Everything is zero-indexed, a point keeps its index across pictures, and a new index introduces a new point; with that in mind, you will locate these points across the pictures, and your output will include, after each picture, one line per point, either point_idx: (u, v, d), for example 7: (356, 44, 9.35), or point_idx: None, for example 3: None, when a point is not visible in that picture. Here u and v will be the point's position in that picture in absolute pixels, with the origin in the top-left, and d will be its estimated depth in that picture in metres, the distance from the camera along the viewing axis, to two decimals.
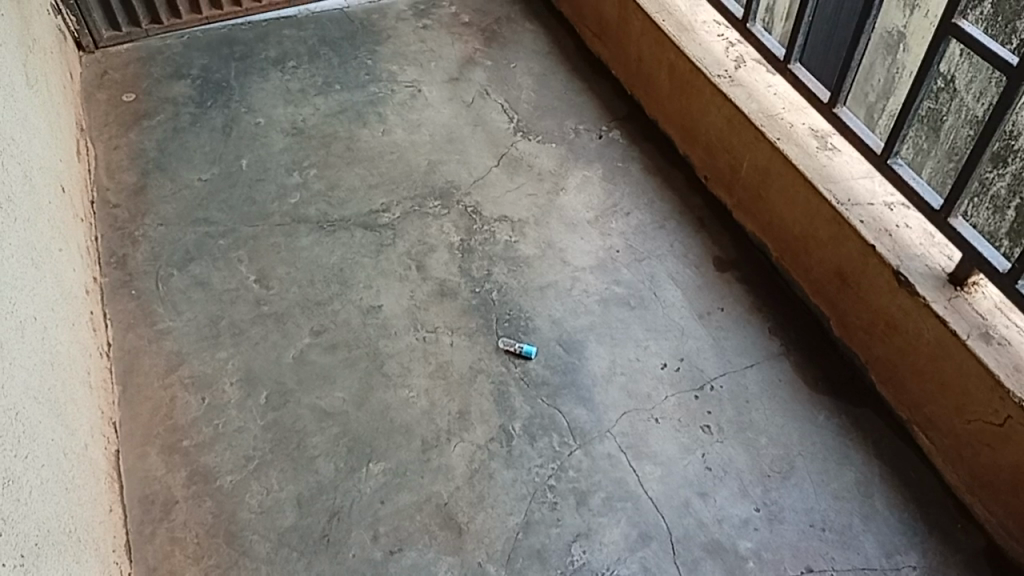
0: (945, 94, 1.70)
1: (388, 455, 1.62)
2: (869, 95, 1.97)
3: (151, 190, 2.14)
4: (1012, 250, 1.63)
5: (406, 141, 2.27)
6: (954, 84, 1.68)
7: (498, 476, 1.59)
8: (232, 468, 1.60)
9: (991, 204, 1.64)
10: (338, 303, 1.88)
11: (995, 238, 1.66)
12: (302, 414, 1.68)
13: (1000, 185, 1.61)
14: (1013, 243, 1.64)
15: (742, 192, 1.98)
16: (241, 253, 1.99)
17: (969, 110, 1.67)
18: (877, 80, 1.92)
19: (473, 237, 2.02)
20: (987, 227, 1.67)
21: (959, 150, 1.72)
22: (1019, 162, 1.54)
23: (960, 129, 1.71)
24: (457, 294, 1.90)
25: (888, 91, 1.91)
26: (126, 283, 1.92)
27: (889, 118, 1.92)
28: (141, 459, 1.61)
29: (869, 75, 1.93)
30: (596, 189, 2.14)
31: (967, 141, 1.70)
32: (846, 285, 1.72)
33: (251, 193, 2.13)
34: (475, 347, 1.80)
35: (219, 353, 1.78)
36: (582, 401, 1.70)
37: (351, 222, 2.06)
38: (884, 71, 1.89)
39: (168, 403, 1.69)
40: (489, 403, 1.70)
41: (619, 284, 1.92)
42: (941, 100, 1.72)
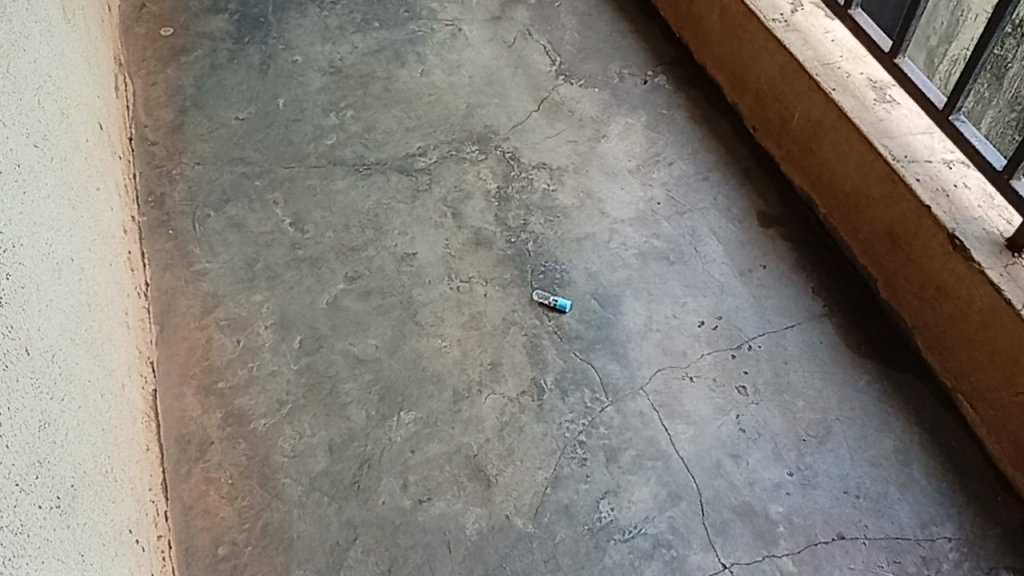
0: (1013, 38, 1.64)
1: (419, 404, 1.62)
2: (930, 39, 1.85)
3: (188, 128, 2.13)
4: None
5: (444, 82, 2.22)
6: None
7: (528, 430, 1.58)
8: (265, 412, 1.61)
9: None
10: (373, 249, 1.87)
11: None
12: (335, 360, 1.68)
13: None
14: None
15: (792, 144, 1.90)
16: (277, 195, 1.98)
17: None
18: (940, 23, 1.82)
19: (510, 184, 1.98)
20: None
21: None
22: None
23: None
24: (493, 243, 1.87)
25: (951, 33, 1.82)
26: (164, 223, 1.92)
27: (952, 62, 1.85)
28: (178, 399, 1.63)
29: (930, 17, 1.82)
30: (639, 138, 2.07)
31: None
32: (897, 248, 1.64)
33: (287, 134, 2.11)
34: (509, 298, 1.78)
35: (254, 296, 1.79)
36: (615, 356, 1.68)
37: (387, 165, 2.03)
38: (948, 13, 1.80)
39: (205, 343, 1.71)
40: (523, 355, 1.69)
41: (659, 238, 1.87)
42: (1008, 45, 1.65)
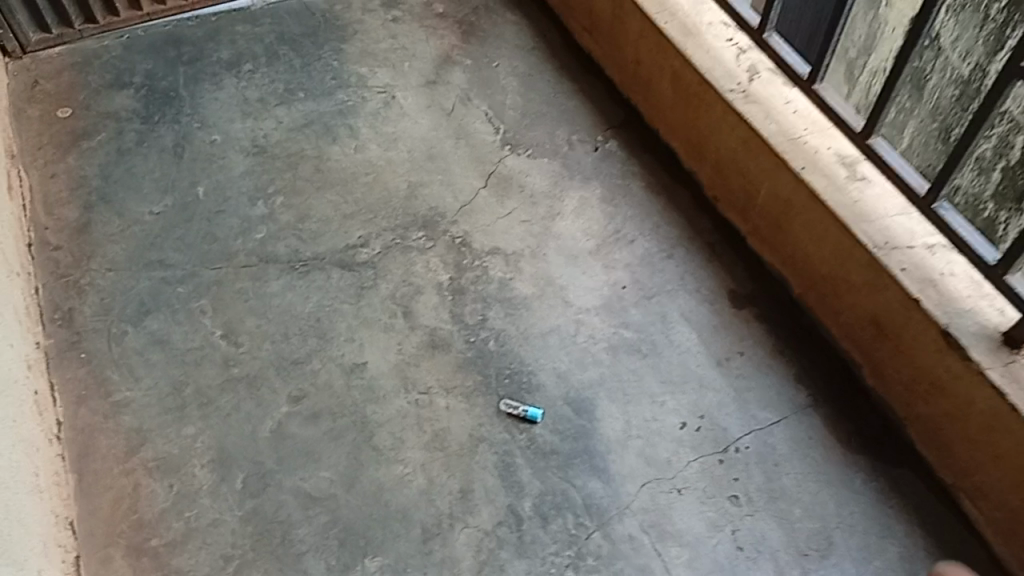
0: (929, 51, 1.57)
1: (386, 548, 1.46)
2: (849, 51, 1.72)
3: (95, 227, 1.89)
4: (998, 214, 1.54)
5: (381, 159, 2.03)
6: (940, 41, 1.55)
7: (509, 568, 1.44)
8: (208, 572, 1.43)
9: (976, 165, 1.54)
10: (317, 361, 1.68)
11: (979, 203, 1.56)
12: (285, 501, 1.50)
13: (986, 146, 1.52)
14: (999, 207, 1.54)
15: (759, 220, 1.80)
16: (204, 302, 1.77)
17: (955, 69, 1.55)
18: (858, 36, 1.70)
19: (463, 275, 1.82)
20: (971, 190, 1.56)
21: (943, 111, 1.59)
22: (1007, 124, 1.47)
23: (945, 88, 1.58)
24: (450, 345, 1.71)
25: (870, 46, 1.70)
26: (74, 344, 1.69)
27: (873, 74, 1.71)
28: (105, 565, 1.43)
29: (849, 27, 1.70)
30: (596, 214, 1.93)
31: (953, 100, 1.57)
32: (883, 336, 1.56)
33: (210, 228, 1.90)
34: (474, 410, 1.62)
35: (185, 429, 1.58)
36: (596, 472, 1.55)
37: (326, 260, 1.84)
38: (865, 26, 1.68)
39: (131, 493, 1.50)
40: (494, 478, 1.54)
41: (628, 328, 1.74)
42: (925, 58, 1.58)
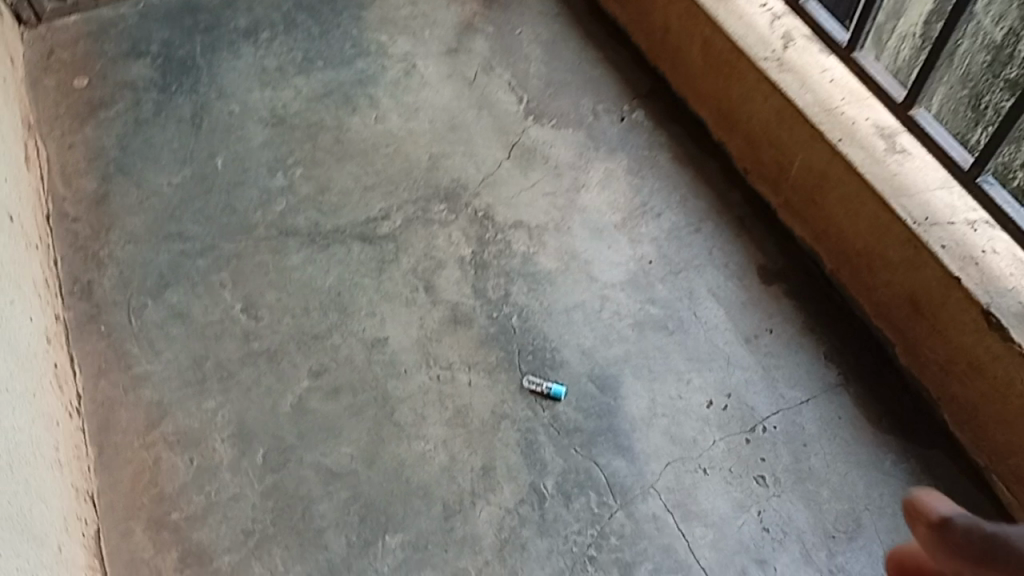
0: None
1: (406, 524, 1.44)
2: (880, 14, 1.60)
3: (114, 198, 1.87)
4: None
5: (402, 129, 1.99)
6: None
7: (531, 546, 1.42)
8: (229, 546, 1.43)
9: None
10: (338, 336, 1.66)
11: (1010, 171, 1.46)
12: (305, 477, 1.49)
13: None
14: None
15: (790, 193, 1.74)
16: (223, 275, 1.75)
17: (987, 34, 1.46)
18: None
19: (485, 249, 1.78)
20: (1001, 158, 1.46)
21: (974, 76, 1.51)
22: None
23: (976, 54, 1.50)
24: (472, 320, 1.68)
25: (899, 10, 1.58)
26: (94, 317, 1.69)
27: (903, 39, 1.62)
28: (126, 538, 1.43)
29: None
30: (622, 186, 1.88)
31: (985, 67, 1.49)
32: (920, 315, 1.52)
33: (229, 200, 1.87)
34: (496, 387, 1.59)
35: (205, 403, 1.57)
36: (620, 450, 1.52)
37: (346, 233, 1.81)
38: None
39: (152, 466, 1.50)
40: (517, 455, 1.51)
41: (654, 304, 1.71)
42: None
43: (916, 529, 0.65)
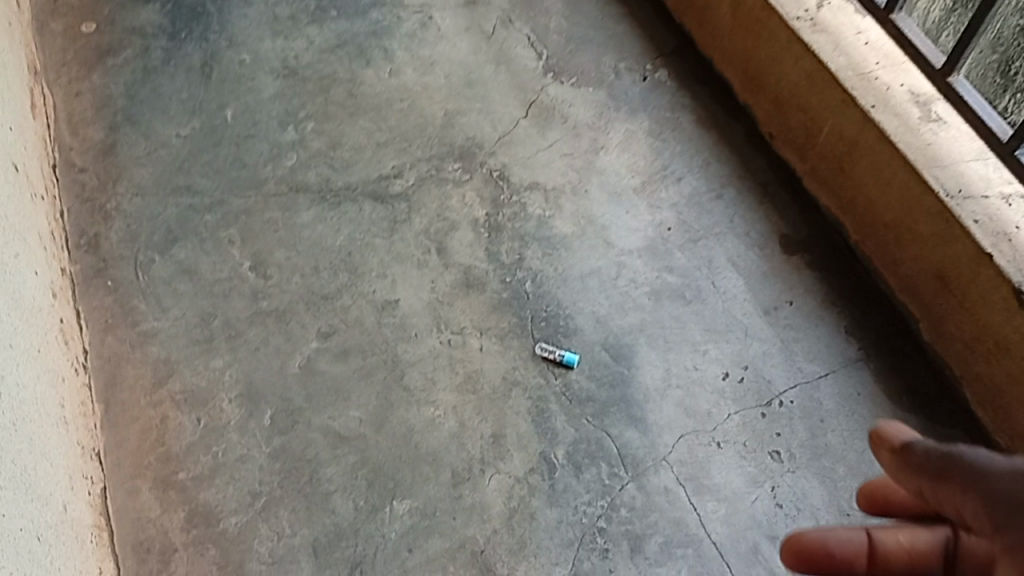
0: None
1: (414, 490, 1.42)
2: None
3: (121, 149, 1.83)
4: None
5: (417, 84, 1.93)
6: None
7: (540, 516, 1.40)
8: (235, 507, 1.41)
9: None
10: (348, 297, 1.63)
11: None
12: (313, 439, 1.47)
13: None
14: None
15: (818, 159, 1.68)
16: (232, 232, 1.71)
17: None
18: None
19: (500, 211, 1.74)
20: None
21: (1005, 40, 1.45)
22: None
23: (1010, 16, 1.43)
24: (485, 284, 1.64)
25: None
26: (101, 271, 1.66)
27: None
28: (132, 496, 1.42)
29: None
30: (642, 149, 1.82)
31: (1018, 30, 1.43)
32: (947, 291, 1.47)
33: (239, 154, 1.82)
34: (508, 353, 1.56)
35: (213, 362, 1.55)
36: (633, 422, 1.49)
37: (358, 191, 1.77)
38: None
39: (159, 425, 1.48)
40: (528, 423, 1.49)
41: (672, 272, 1.66)
42: None
43: (883, 458, 0.74)
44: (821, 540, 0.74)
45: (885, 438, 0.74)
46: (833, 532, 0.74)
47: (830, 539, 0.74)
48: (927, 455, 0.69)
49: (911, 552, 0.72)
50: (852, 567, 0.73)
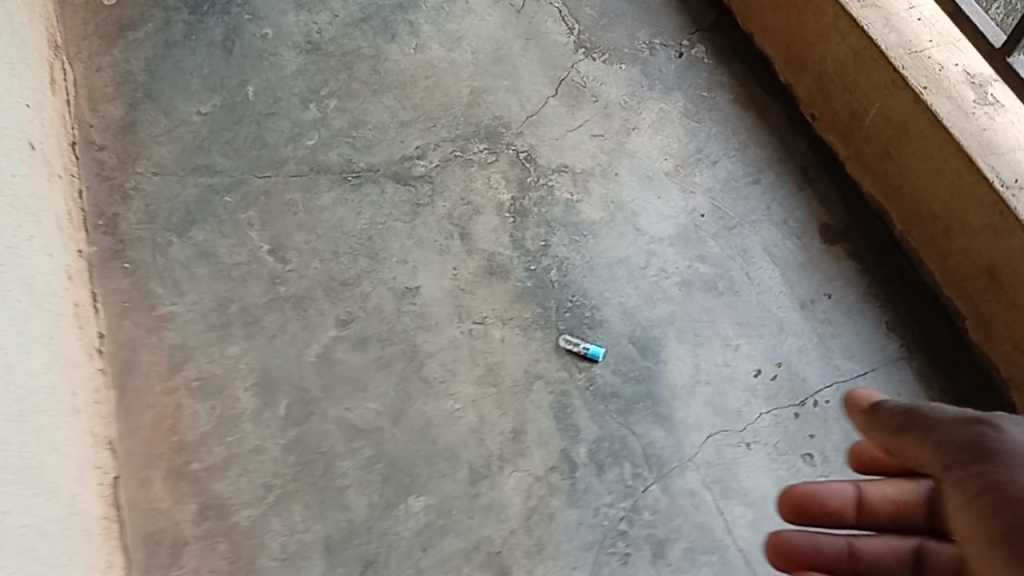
0: None
1: (431, 487, 1.39)
2: None
3: (141, 127, 1.79)
4: None
5: (443, 60, 1.86)
6: None
7: (560, 517, 1.35)
8: (249, 500, 1.40)
9: None
10: (367, 283, 1.58)
11: None
12: (329, 431, 1.45)
13: None
14: None
15: (861, 143, 1.58)
16: (251, 214, 1.67)
17: None
18: None
19: (526, 195, 1.67)
20: None
21: None
22: None
23: None
24: (508, 272, 1.58)
25: None
26: (119, 253, 1.63)
27: None
28: (145, 487, 1.42)
29: None
30: (677, 130, 1.74)
31: None
32: (998, 288, 1.38)
33: (260, 132, 1.78)
34: (531, 345, 1.51)
35: (229, 349, 1.53)
36: (659, 419, 1.43)
37: (380, 172, 1.71)
38: None
39: (173, 414, 1.47)
40: (549, 420, 1.43)
41: (704, 261, 1.58)
42: None
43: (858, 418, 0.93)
44: (816, 493, 1.11)
45: (858, 401, 0.93)
46: (827, 489, 1.11)
47: (819, 495, 1.11)
48: (891, 415, 0.87)
49: (894, 504, 1.10)
50: (843, 513, 1.11)
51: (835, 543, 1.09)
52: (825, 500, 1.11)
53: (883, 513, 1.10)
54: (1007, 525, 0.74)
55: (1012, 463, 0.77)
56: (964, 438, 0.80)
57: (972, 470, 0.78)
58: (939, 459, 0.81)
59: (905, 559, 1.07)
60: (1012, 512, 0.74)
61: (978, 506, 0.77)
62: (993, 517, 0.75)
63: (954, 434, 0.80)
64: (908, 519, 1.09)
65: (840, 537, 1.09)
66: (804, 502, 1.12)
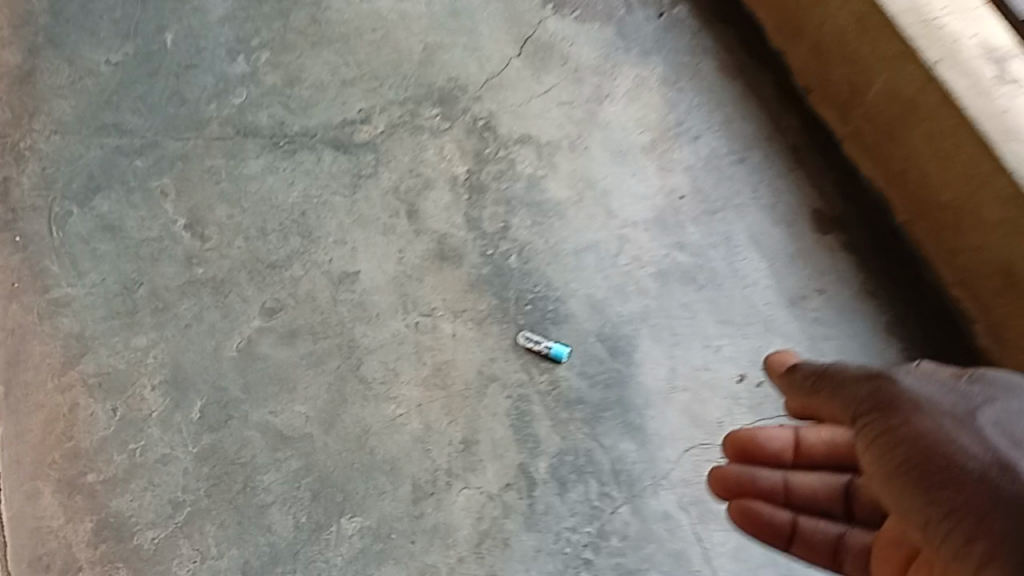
0: None
1: (367, 506, 1.20)
2: None
3: (39, 75, 1.53)
4: None
5: (393, 11, 1.61)
6: None
7: (515, 543, 1.19)
8: (153, 520, 1.19)
9: None
10: (299, 267, 1.37)
11: None
12: (250, 439, 1.24)
13: None
14: None
15: (862, 122, 1.42)
16: (166, 181, 1.44)
17: None
18: None
19: (484, 168, 1.47)
20: None
21: None
22: None
23: None
24: (462, 258, 1.39)
25: None
26: (7, 224, 1.39)
27: None
28: (31, 502, 1.20)
29: None
30: (655, 99, 1.55)
31: None
32: (1013, 291, 1.24)
33: (178, 87, 1.53)
34: (486, 342, 1.32)
35: (135, 340, 1.31)
36: (629, 430, 1.26)
37: (317, 138, 1.49)
38: None
39: (66, 415, 1.25)
40: (506, 429, 1.26)
41: (684, 250, 1.41)
42: None
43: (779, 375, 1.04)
44: (753, 435, 1.10)
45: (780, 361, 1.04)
46: (764, 431, 1.10)
47: (758, 436, 1.10)
48: (802, 375, 0.94)
49: (829, 445, 1.08)
50: (780, 455, 1.09)
51: (771, 479, 1.08)
52: (764, 443, 1.10)
53: (821, 455, 1.08)
54: (895, 467, 0.80)
55: (906, 410, 0.82)
56: (863, 391, 0.85)
57: (869, 419, 0.84)
58: (842, 414, 0.87)
59: (836, 495, 1.06)
60: (903, 453, 0.80)
61: (870, 449, 0.83)
62: (881, 459, 0.81)
63: (855, 391, 0.86)
64: (842, 460, 1.07)
65: (776, 474, 1.08)
66: (743, 442, 1.11)
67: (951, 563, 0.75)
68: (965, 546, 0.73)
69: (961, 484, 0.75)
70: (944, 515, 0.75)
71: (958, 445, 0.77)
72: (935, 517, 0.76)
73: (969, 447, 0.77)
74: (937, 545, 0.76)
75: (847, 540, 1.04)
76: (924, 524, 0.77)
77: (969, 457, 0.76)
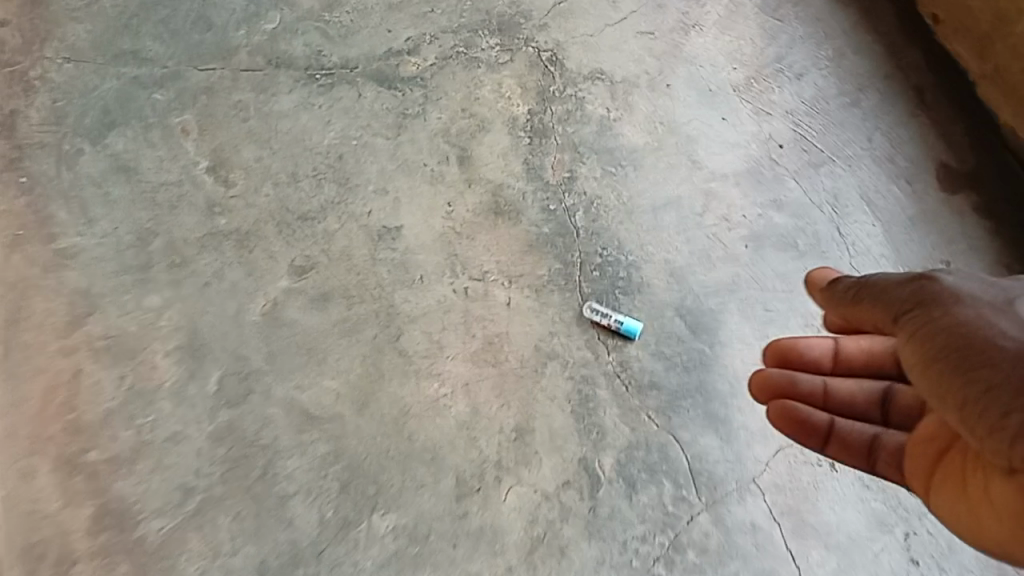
0: None
1: (403, 502, 1.05)
2: None
3: None
4: None
5: None
6: None
7: (574, 554, 1.02)
8: (161, 507, 1.06)
9: None
10: (333, 219, 1.20)
11: None
12: (273, 416, 1.09)
13: None
14: None
15: (1012, 55, 1.17)
16: (188, 118, 1.27)
17: None
18: None
19: (547, 108, 1.26)
20: None
21: None
22: None
23: None
24: (519, 213, 1.19)
25: None
26: (13, 163, 1.23)
27: None
28: (27, 482, 1.06)
29: None
30: (752, 30, 1.31)
31: None
32: None
33: (204, 11, 1.34)
34: (545, 314, 1.13)
35: (147, 300, 1.16)
36: (712, 424, 1.07)
37: (357, 71, 1.29)
38: None
39: (70, 381, 1.11)
40: (566, 417, 1.08)
41: (783, 210, 1.19)
42: None
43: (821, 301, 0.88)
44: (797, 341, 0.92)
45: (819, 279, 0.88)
46: (805, 338, 0.93)
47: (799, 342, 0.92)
48: (844, 287, 0.80)
49: (868, 353, 0.92)
50: (821, 362, 0.92)
51: (810, 383, 0.90)
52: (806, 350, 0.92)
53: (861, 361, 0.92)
54: (933, 354, 0.68)
55: (948, 301, 0.70)
56: (904, 289, 0.74)
57: (909, 315, 0.72)
58: (883, 315, 0.74)
59: (874, 400, 0.90)
60: (941, 341, 0.68)
61: (908, 342, 0.71)
62: (918, 350, 0.69)
63: (895, 288, 0.74)
64: (882, 365, 0.91)
65: (816, 378, 0.91)
66: (781, 350, 0.93)
67: (988, 444, 0.63)
68: (1001, 420, 0.62)
69: (999, 362, 0.64)
70: (981, 395, 0.64)
71: (997, 327, 0.67)
72: (971, 396, 0.64)
73: (1008, 329, 0.66)
74: (971, 425, 0.64)
75: (883, 441, 0.87)
76: (961, 405, 0.65)
77: (1006, 338, 0.66)
